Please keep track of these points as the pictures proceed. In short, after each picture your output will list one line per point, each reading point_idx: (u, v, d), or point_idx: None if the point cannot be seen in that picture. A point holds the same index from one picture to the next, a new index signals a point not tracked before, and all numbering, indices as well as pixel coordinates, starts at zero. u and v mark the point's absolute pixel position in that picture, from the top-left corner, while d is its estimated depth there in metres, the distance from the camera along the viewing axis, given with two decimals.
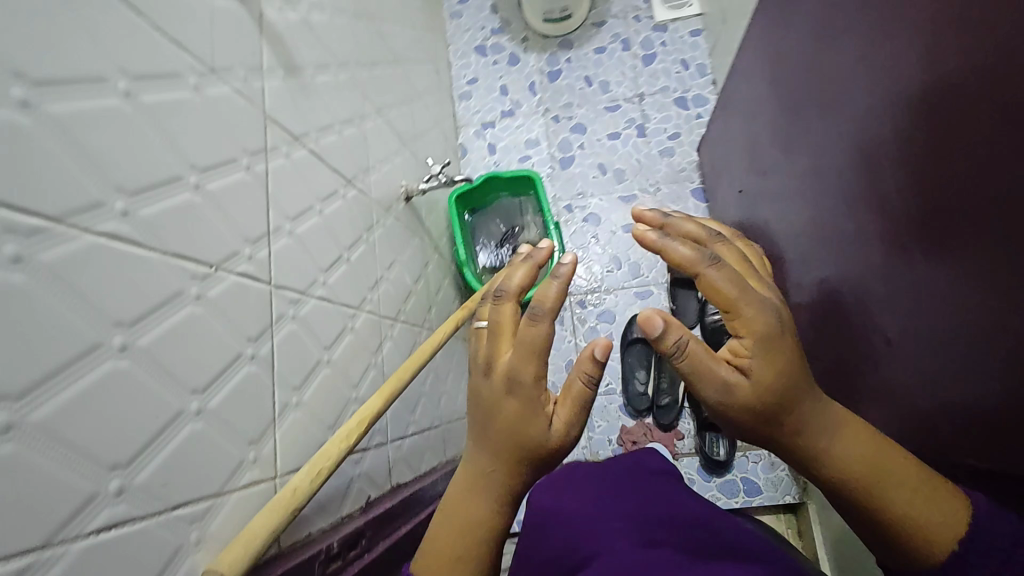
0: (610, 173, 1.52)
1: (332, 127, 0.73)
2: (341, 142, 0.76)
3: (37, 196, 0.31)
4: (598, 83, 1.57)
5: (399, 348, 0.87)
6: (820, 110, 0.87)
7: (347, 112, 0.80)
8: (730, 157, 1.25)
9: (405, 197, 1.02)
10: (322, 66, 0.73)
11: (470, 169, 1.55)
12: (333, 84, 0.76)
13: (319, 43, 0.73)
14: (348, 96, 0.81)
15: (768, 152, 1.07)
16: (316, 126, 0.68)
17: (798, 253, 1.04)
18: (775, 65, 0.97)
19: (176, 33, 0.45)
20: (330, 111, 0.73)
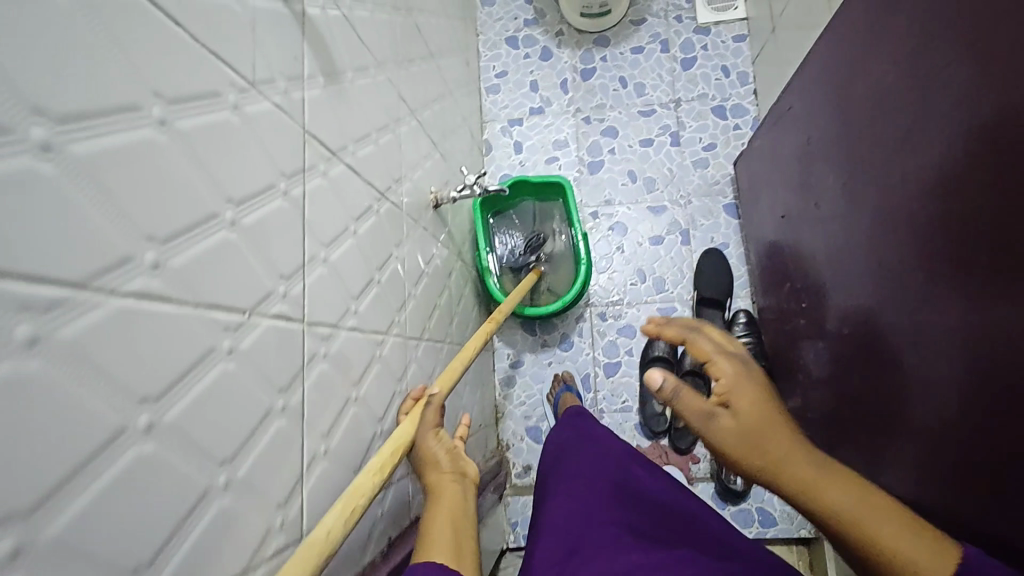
0: (639, 181, 1.46)
1: (369, 137, 0.68)
2: (377, 151, 0.70)
3: (60, 262, 0.26)
4: (633, 85, 1.50)
5: (423, 369, 0.83)
6: (883, 144, 0.81)
7: (384, 118, 0.74)
8: (772, 178, 1.20)
9: (433, 203, 0.96)
10: (362, 68, 0.67)
11: (494, 168, 1.50)
12: (371, 87, 0.70)
13: (359, 42, 0.67)
14: (383, 99, 0.74)
15: (818, 178, 1.02)
16: (354, 137, 0.63)
17: (840, 289, 0.99)
18: (837, 90, 0.91)
19: (214, 43, 0.39)
20: (368, 118, 0.68)
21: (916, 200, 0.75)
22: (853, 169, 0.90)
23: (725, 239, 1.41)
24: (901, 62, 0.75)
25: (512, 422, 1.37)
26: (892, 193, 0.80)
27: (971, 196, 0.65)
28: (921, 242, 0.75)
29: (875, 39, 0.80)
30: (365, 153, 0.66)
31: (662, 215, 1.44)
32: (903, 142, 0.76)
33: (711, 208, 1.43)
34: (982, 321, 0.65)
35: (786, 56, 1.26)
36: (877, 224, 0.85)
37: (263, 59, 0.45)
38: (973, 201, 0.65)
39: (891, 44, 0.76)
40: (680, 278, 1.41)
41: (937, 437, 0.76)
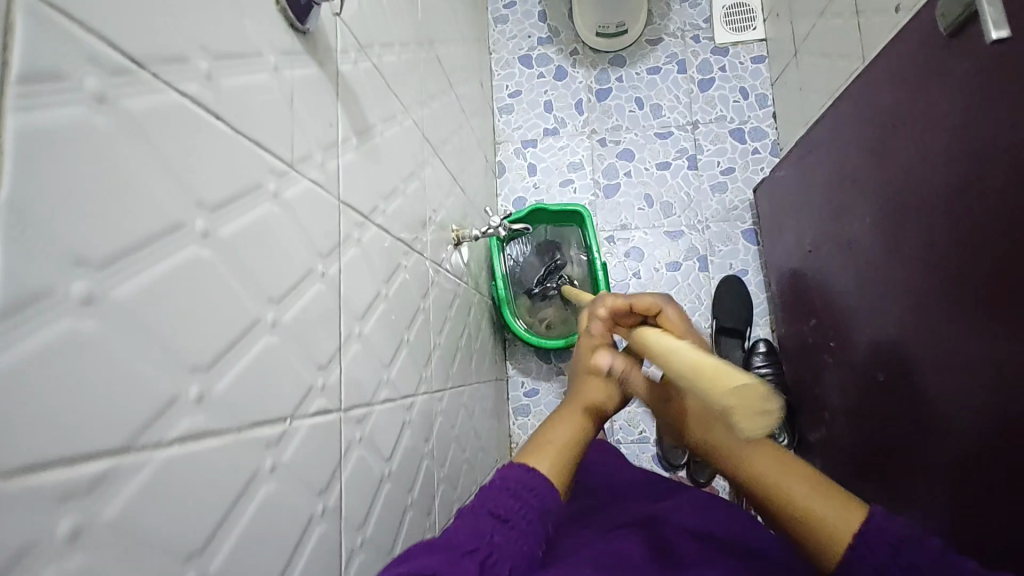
0: (656, 206, 1.43)
1: (397, 190, 0.65)
2: (404, 202, 0.67)
3: (105, 428, 0.23)
4: (649, 106, 1.47)
5: (447, 419, 0.80)
6: (914, 189, 0.78)
7: (410, 165, 0.71)
8: (797, 210, 1.17)
9: (454, 242, 0.94)
10: (390, 116, 0.64)
11: (507, 191, 1.48)
12: (399, 135, 0.67)
13: (388, 90, 0.64)
14: (409, 144, 0.71)
15: (845, 215, 0.99)
16: (383, 193, 0.60)
17: (865, 330, 0.96)
18: (868, 129, 0.89)
19: (256, 131, 0.36)
20: (396, 169, 0.65)
21: (952, 254, 0.73)
22: (882, 213, 0.87)
23: (744, 265, 1.39)
24: (935, 107, 0.72)
25: None
26: (925, 241, 0.77)
27: (1008, 252, 0.63)
28: (957, 298, 0.73)
29: (909, 82, 0.77)
30: (393, 207, 0.63)
31: (679, 240, 1.41)
32: (940, 192, 0.73)
33: (730, 233, 1.40)
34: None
35: (809, 83, 1.23)
36: (908, 272, 0.82)
37: (301, 134, 0.42)
38: (1009, 262, 0.63)
39: (927, 92, 0.73)
40: (698, 305, 1.38)
41: (966, 492, 0.75)
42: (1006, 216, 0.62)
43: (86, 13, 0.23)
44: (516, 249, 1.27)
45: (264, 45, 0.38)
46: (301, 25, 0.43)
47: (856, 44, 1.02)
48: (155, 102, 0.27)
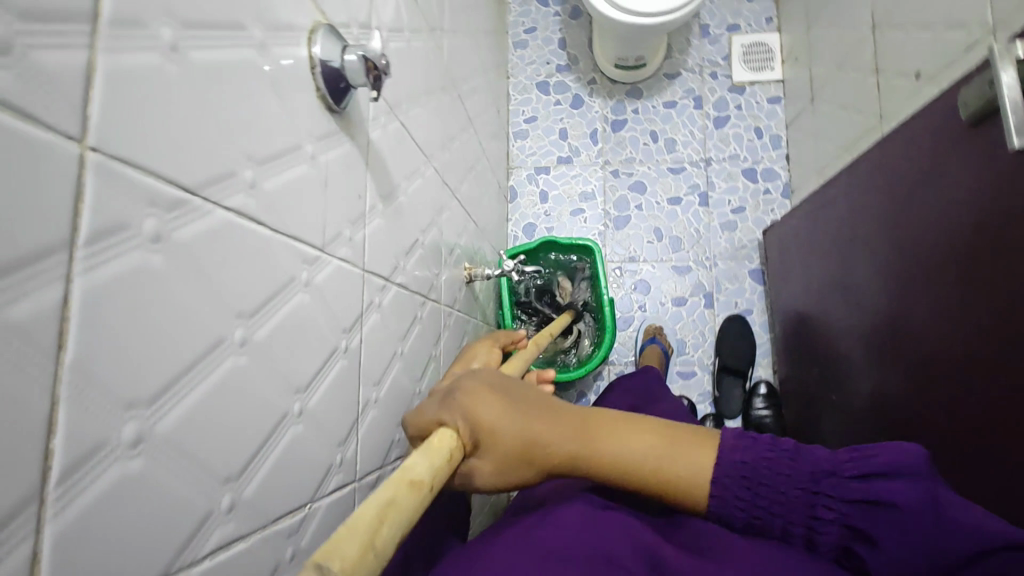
0: (665, 239, 1.44)
1: (415, 244, 0.66)
2: (420, 254, 0.68)
3: (146, 559, 0.24)
4: (664, 140, 1.48)
5: None
6: (924, 258, 0.78)
7: (428, 215, 0.72)
8: (807, 259, 1.18)
9: (466, 280, 0.95)
10: (413, 172, 0.65)
11: (518, 217, 1.49)
12: (419, 189, 0.68)
13: (413, 145, 0.65)
14: (429, 194, 0.72)
15: (851, 272, 1.00)
16: (403, 250, 0.61)
17: (865, 387, 0.97)
18: (881, 192, 0.90)
19: (289, 225, 0.36)
20: (415, 223, 0.66)
21: (952, 330, 0.73)
22: (887, 276, 0.88)
23: (749, 304, 1.40)
24: (949, 182, 0.73)
25: None
26: (930, 311, 0.78)
27: (1007, 338, 0.64)
28: (951, 372, 0.74)
29: (921, 156, 0.78)
30: (410, 262, 0.64)
31: (686, 276, 1.42)
32: (948, 266, 0.74)
33: (737, 272, 1.41)
34: (1009, 472, 0.65)
35: (823, 130, 1.24)
36: (908, 337, 0.84)
37: (333, 215, 0.43)
38: (1003, 348, 0.64)
39: (940, 171, 0.74)
40: (701, 342, 1.39)
41: None
42: (1003, 305, 0.64)
43: (148, 161, 0.24)
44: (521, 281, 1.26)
45: (304, 136, 0.39)
46: (338, 107, 0.44)
47: (873, 101, 1.03)
48: (202, 227, 0.28)
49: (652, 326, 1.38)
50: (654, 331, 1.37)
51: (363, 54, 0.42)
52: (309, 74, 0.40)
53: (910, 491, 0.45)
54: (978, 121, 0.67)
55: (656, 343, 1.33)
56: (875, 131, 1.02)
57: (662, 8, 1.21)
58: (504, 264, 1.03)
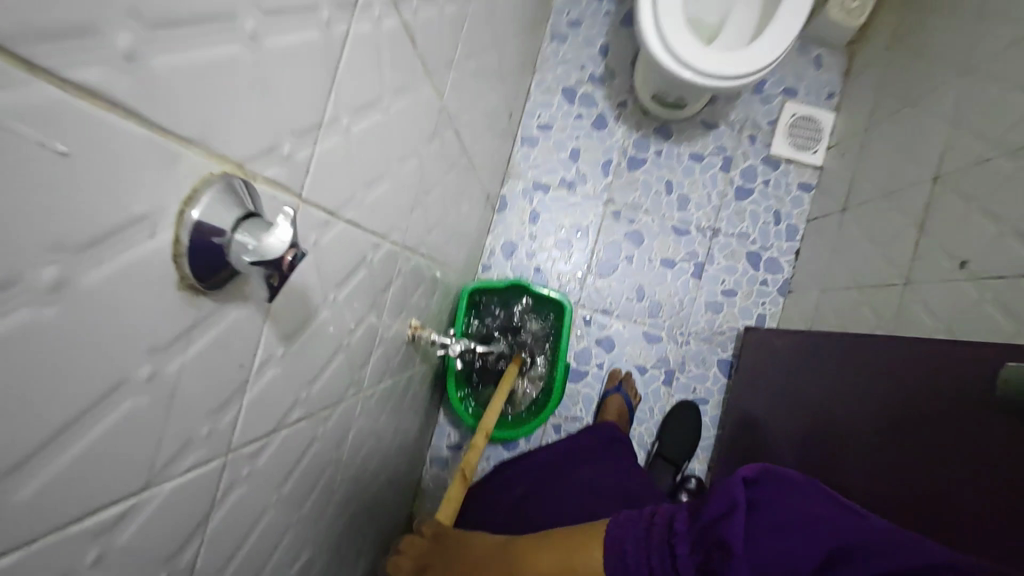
0: (645, 301, 1.35)
1: (333, 355, 0.54)
2: (340, 359, 0.57)
3: None
4: (677, 194, 1.36)
5: (328, 548, 0.73)
6: (872, 455, 0.74)
7: (361, 303, 0.59)
8: (784, 371, 1.09)
9: (408, 339, 0.84)
10: (346, 271, 0.52)
11: (500, 230, 1.37)
12: (352, 284, 0.55)
13: (355, 237, 0.52)
14: (368, 280, 0.60)
15: (806, 426, 0.94)
16: (309, 377, 0.49)
17: None
18: (866, 370, 0.83)
19: (65, 524, 0.26)
20: (339, 328, 0.54)
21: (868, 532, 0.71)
22: (843, 452, 0.81)
23: (707, 394, 1.33)
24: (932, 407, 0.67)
25: (429, 503, 1.33)
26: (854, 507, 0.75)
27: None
28: None
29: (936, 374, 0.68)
30: (319, 383, 0.52)
31: (655, 345, 1.34)
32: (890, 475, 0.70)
33: (706, 356, 1.34)
34: None
35: (843, 248, 1.14)
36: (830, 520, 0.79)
37: (165, 443, 0.31)
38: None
39: (953, 415, 0.63)
40: (647, 418, 1.33)
41: None
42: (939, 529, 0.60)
43: None
44: (479, 329, 1.18)
45: (138, 362, 0.27)
46: (213, 288, 0.30)
47: (904, 256, 0.93)
48: None
49: (614, 371, 1.33)
50: (618, 377, 1.32)
51: (252, 258, 0.28)
52: (171, 265, 0.28)
53: (736, 526, 0.49)
54: (1018, 407, 0.55)
55: (619, 391, 1.29)
56: (893, 289, 0.93)
57: (744, 69, 1.05)
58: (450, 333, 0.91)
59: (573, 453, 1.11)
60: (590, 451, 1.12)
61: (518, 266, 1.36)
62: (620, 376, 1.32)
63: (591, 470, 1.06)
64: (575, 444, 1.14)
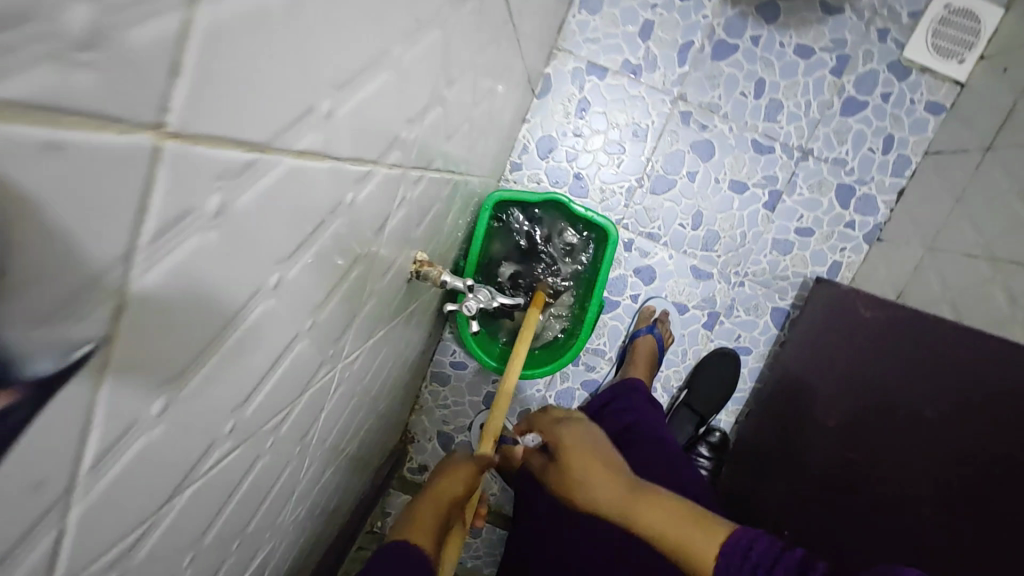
0: (701, 229, 1.12)
1: (282, 348, 0.35)
2: (293, 344, 0.38)
3: None
4: (769, 99, 1.07)
5: (297, 517, 0.61)
6: (950, 472, 0.65)
7: (333, 258, 0.39)
8: (841, 362, 0.93)
9: (409, 277, 0.63)
10: (302, 227, 0.32)
11: (538, 121, 1.11)
12: (316, 240, 0.35)
13: (316, 173, 0.30)
14: (345, 225, 0.39)
15: (880, 417, 0.80)
16: (231, 401, 0.31)
17: (797, 514, 0.88)
18: (972, 375, 0.69)
19: None
20: (290, 308, 0.35)
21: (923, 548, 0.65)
22: (916, 506, 0.68)
23: (752, 344, 1.16)
24: None
25: (427, 420, 1.23)
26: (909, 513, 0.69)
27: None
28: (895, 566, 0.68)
29: None
30: (253, 391, 0.34)
31: (702, 283, 1.15)
32: (967, 502, 0.62)
33: (759, 303, 1.15)
34: None
35: (976, 203, 0.89)
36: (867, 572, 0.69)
37: None
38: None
39: None
40: (677, 361, 1.18)
41: None
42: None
43: None
44: (503, 261, 1.00)
45: None
46: None
47: None
48: None
49: (647, 310, 1.14)
50: (652, 317, 1.14)
51: None
52: None
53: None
54: None
55: (652, 333, 1.11)
56: None
57: None
58: (455, 280, 0.63)
59: (642, 417, 0.97)
60: (646, 419, 0.97)
61: (555, 169, 1.12)
62: (653, 315, 1.15)
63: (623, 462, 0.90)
64: (637, 405, 0.99)
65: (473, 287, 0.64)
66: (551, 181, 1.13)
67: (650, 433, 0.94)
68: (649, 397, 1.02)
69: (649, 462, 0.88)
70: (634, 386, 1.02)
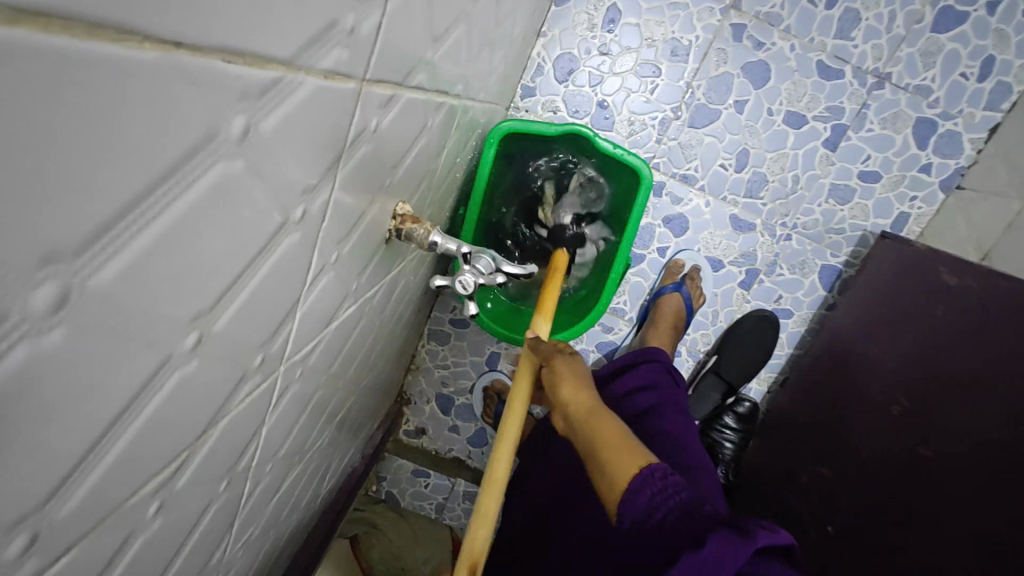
0: (745, 171, 0.95)
1: (126, 406, 0.20)
2: (175, 392, 0.23)
3: None
4: (843, 9, 0.87)
5: (262, 526, 0.51)
6: None
7: (234, 242, 0.23)
8: (908, 337, 0.78)
9: (387, 237, 0.48)
10: (82, 206, 0.14)
11: (558, 36, 0.92)
12: (150, 224, 0.17)
13: (81, 75, 0.13)
14: (244, 181, 0.22)
15: (953, 402, 0.66)
16: (16, 516, 0.17)
17: (834, 505, 0.76)
18: None
19: None
20: (133, 342, 0.19)
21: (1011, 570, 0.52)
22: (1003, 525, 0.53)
23: (794, 306, 1.01)
24: None
25: (424, 381, 1.12)
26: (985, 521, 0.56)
27: None
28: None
29: None
30: (75, 495, 0.19)
31: (742, 235, 0.99)
32: None
33: (808, 259, 0.99)
34: None
35: None
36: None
37: None
38: None
39: None
40: (707, 323, 1.05)
41: None
42: None
43: None
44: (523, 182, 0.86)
45: None
46: None
47: None
48: None
49: (676, 265, 0.99)
50: (679, 273, 0.99)
51: None
52: None
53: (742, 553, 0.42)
54: None
55: (679, 291, 0.97)
56: None
57: None
58: (447, 242, 0.48)
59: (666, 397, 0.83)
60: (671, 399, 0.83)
61: (575, 95, 0.94)
62: (682, 271, 1.00)
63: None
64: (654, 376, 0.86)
65: (470, 255, 0.50)
66: (570, 111, 0.95)
67: (675, 413, 0.80)
68: (669, 369, 0.89)
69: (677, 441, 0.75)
70: (645, 362, 0.88)
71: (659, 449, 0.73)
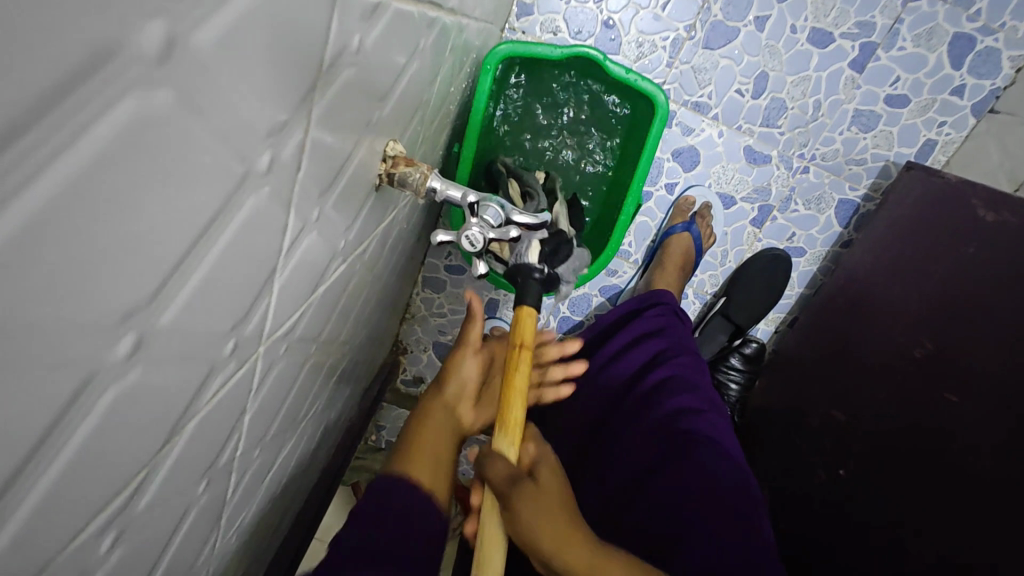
0: (762, 97, 0.87)
1: (37, 447, 0.14)
2: (113, 412, 0.17)
3: None
4: None
5: (258, 502, 0.48)
6: None
7: (171, 212, 0.16)
8: (933, 277, 0.74)
9: (378, 183, 0.41)
10: None
11: None
12: (10, 199, 0.11)
13: None
14: (177, 125, 0.15)
15: (978, 345, 0.63)
16: None
17: (844, 449, 0.75)
18: None
19: None
20: (30, 364, 0.13)
21: None
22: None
23: (808, 245, 0.96)
24: None
25: (420, 329, 1.07)
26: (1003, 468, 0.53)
27: None
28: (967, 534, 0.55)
29: None
30: None
31: (757, 169, 0.92)
32: None
33: (824, 194, 0.93)
34: None
35: None
36: (949, 550, 0.56)
37: None
38: None
39: None
40: (716, 264, 1.01)
41: None
42: None
43: None
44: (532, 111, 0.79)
45: None
46: None
47: None
48: None
49: (685, 202, 0.94)
50: (689, 212, 0.94)
51: None
52: None
53: None
54: None
55: (689, 230, 0.92)
56: None
57: None
58: (445, 187, 0.42)
59: (674, 340, 0.78)
60: (677, 341, 0.79)
61: (577, 14, 0.84)
62: (693, 208, 0.94)
63: (648, 417, 0.69)
64: (660, 320, 0.81)
65: (476, 206, 0.43)
66: (571, 31, 0.85)
67: (685, 358, 0.76)
68: (676, 309, 0.84)
69: (684, 386, 0.72)
70: (647, 310, 0.83)
71: (664, 399, 0.70)
